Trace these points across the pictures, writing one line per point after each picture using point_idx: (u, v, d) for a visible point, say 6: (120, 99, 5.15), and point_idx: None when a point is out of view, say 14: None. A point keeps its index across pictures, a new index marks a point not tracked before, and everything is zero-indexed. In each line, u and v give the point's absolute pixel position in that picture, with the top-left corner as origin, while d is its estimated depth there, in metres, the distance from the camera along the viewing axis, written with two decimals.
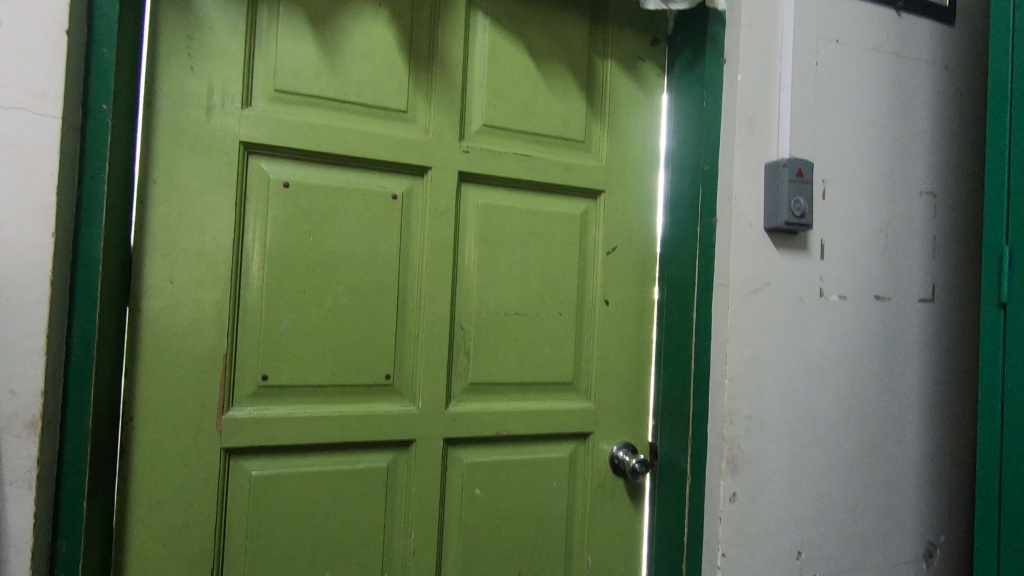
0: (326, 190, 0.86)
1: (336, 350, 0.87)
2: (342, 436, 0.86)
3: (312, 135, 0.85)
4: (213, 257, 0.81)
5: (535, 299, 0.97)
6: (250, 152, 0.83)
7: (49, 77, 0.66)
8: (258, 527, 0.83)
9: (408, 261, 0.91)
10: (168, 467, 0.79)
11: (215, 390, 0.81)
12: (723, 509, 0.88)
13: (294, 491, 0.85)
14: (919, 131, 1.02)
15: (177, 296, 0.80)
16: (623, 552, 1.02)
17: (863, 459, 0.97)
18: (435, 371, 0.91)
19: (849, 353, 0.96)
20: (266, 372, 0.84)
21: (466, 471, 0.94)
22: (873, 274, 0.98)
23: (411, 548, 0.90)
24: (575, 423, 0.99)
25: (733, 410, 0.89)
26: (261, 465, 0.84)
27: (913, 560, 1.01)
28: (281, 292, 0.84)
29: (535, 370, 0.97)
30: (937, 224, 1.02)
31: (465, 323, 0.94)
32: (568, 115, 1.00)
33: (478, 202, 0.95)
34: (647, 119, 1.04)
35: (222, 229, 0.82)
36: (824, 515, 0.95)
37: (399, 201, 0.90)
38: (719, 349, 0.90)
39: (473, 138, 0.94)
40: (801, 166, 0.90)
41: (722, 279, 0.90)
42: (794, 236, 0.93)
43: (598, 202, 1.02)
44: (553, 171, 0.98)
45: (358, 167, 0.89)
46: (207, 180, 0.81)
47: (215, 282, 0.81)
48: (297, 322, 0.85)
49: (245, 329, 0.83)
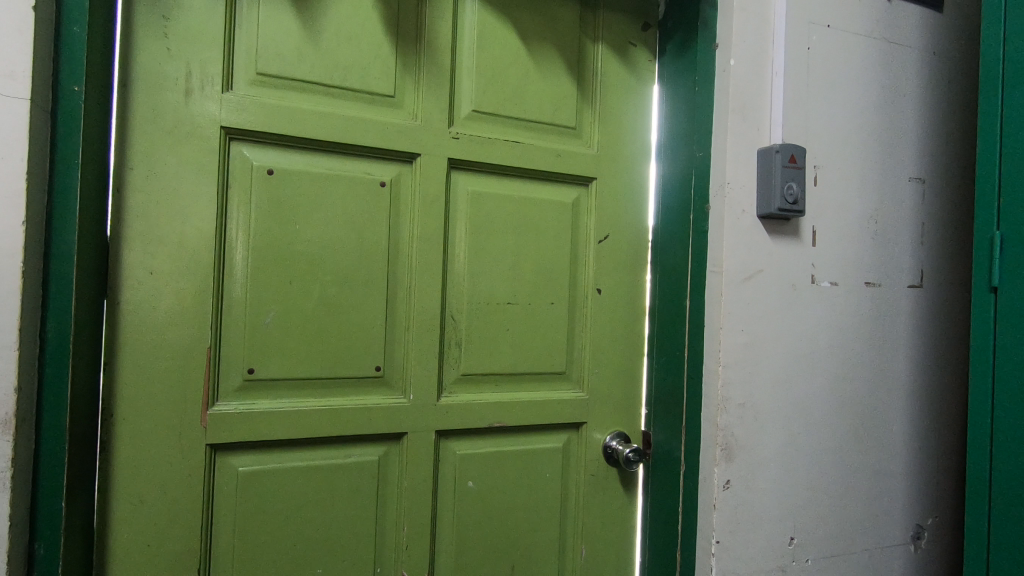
0: (312, 177, 0.83)
1: (324, 342, 0.84)
2: (332, 430, 0.84)
3: (297, 120, 0.82)
4: (195, 246, 0.78)
5: (527, 289, 0.96)
6: (232, 137, 0.80)
7: (16, 56, 0.62)
8: (247, 524, 0.81)
9: (398, 250, 0.89)
10: (151, 463, 0.77)
11: (199, 385, 0.79)
12: (717, 496, 0.88)
13: (283, 487, 0.83)
14: (908, 117, 1.02)
15: (158, 287, 0.77)
16: (616, 541, 1.02)
17: (854, 445, 0.98)
18: (427, 361, 0.90)
19: (840, 339, 0.96)
20: (252, 366, 0.81)
21: (459, 463, 0.92)
22: (864, 260, 0.98)
23: (404, 543, 0.89)
24: (568, 413, 0.98)
25: (726, 398, 0.88)
26: (249, 461, 0.82)
27: (902, 544, 1.02)
28: (267, 283, 0.82)
29: (527, 359, 0.96)
30: (927, 211, 1.03)
31: (457, 312, 0.92)
32: (560, 101, 0.98)
33: (469, 189, 0.93)
34: (638, 106, 1.02)
35: (204, 218, 0.79)
36: (815, 501, 0.95)
37: (388, 188, 0.88)
38: (713, 336, 0.89)
39: (462, 124, 0.92)
40: (795, 152, 0.89)
41: (715, 267, 0.90)
42: (787, 222, 0.93)
43: (590, 190, 1.01)
44: (544, 158, 0.97)
45: (345, 154, 0.86)
46: (187, 167, 0.78)
47: (198, 273, 0.78)
48: (284, 313, 0.82)
49: (229, 321, 0.80)
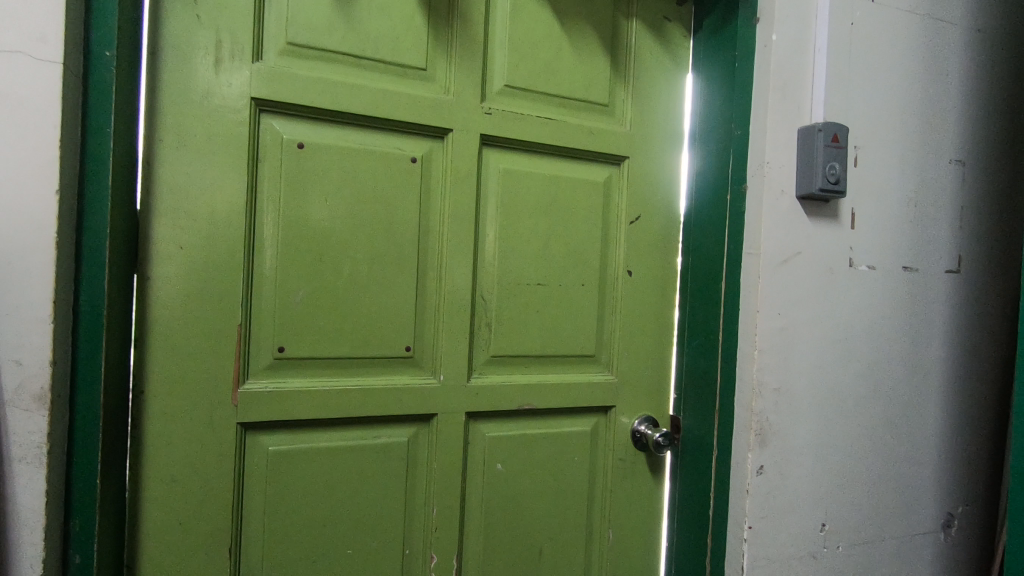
0: (342, 152, 0.81)
1: (354, 321, 0.83)
2: (362, 410, 0.83)
3: (328, 92, 0.80)
4: (225, 221, 0.76)
5: (558, 269, 0.94)
6: (261, 109, 0.78)
7: (47, 20, 0.60)
8: (278, 504, 0.80)
9: (428, 229, 0.87)
10: (181, 441, 0.75)
11: (230, 363, 0.77)
12: (751, 482, 0.86)
13: (313, 467, 0.81)
14: (951, 97, 0.99)
15: (188, 262, 0.75)
16: (643, 526, 1.01)
17: (887, 432, 0.96)
18: (457, 342, 0.88)
19: (876, 324, 0.94)
20: (283, 344, 0.79)
21: (488, 445, 0.91)
22: (902, 243, 0.96)
23: (433, 524, 0.88)
24: (597, 396, 0.97)
25: (761, 382, 0.87)
26: (279, 440, 0.80)
27: (932, 532, 1.01)
28: (297, 261, 0.80)
29: (557, 342, 0.94)
30: (966, 194, 1.00)
31: (487, 292, 0.90)
32: (593, 77, 0.95)
33: (500, 167, 0.91)
34: (672, 84, 1.00)
35: (234, 191, 0.76)
36: (847, 486, 0.94)
37: (419, 164, 0.86)
38: (749, 319, 0.88)
39: (495, 99, 0.90)
40: (837, 131, 0.87)
41: (752, 249, 0.88)
42: (826, 204, 0.90)
43: (622, 169, 0.98)
44: (576, 135, 0.94)
45: (375, 128, 0.84)
46: (216, 140, 0.76)
47: (227, 248, 0.76)
48: (314, 291, 0.81)
49: (260, 299, 0.79)
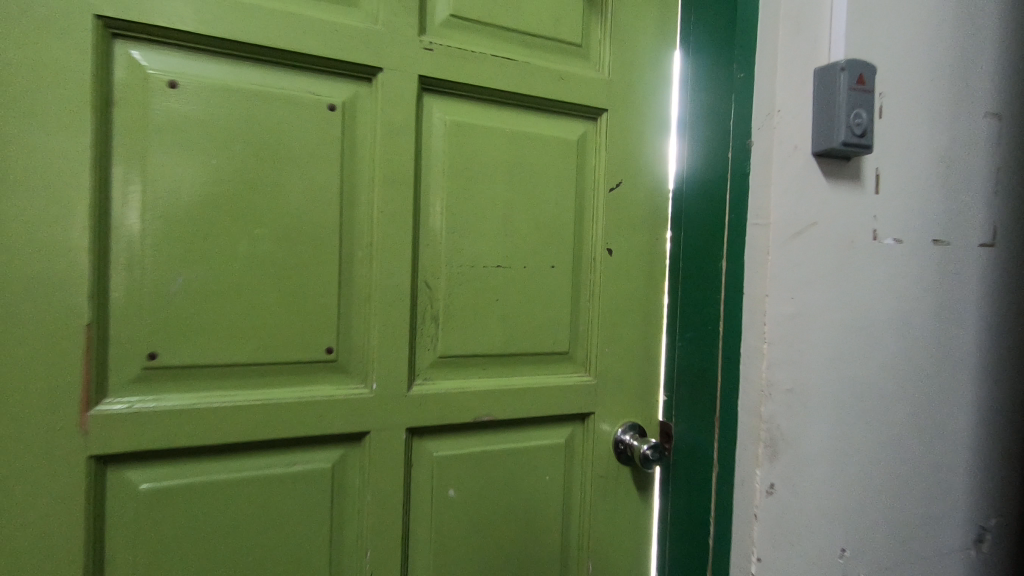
0: (232, 94, 0.62)
1: (255, 316, 0.64)
2: (269, 432, 0.64)
3: (209, 13, 0.60)
4: (65, 185, 0.56)
5: (522, 248, 0.76)
6: (114, 34, 0.58)
7: None
8: (154, 558, 0.61)
9: (354, 197, 0.68)
10: (10, 483, 0.56)
11: (79, 376, 0.57)
12: (759, 504, 0.69)
13: (202, 507, 0.63)
14: (986, 39, 0.83)
15: (9, 240, 0.55)
16: (628, 553, 0.85)
17: (913, 437, 0.81)
18: (394, 340, 0.70)
19: (901, 309, 0.78)
20: (155, 350, 0.60)
21: (437, 468, 0.73)
22: (931, 212, 0.80)
23: (367, 569, 0.70)
24: (571, 402, 0.80)
25: (772, 381, 0.69)
26: (154, 476, 0.61)
27: (961, 549, 0.86)
28: (172, 238, 0.60)
29: (523, 338, 0.77)
30: (1001, 154, 0.85)
31: (433, 277, 0.72)
32: (563, 8, 0.77)
33: (446, 119, 0.72)
34: (658, 23, 0.82)
35: (77, 144, 0.57)
36: (868, 503, 0.78)
37: (339, 113, 0.67)
38: (755, 305, 0.70)
39: (438, 33, 0.71)
40: (863, 71, 0.67)
41: (759, 218, 0.69)
42: (845, 163, 0.72)
43: (598, 124, 0.81)
44: (542, 81, 0.76)
45: (278, 65, 0.64)
46: (46, 72, 0.55)
47: (68, 221, 0.57)
48: (198, 279, 0.61)
49: (122, 289, 0.59)
